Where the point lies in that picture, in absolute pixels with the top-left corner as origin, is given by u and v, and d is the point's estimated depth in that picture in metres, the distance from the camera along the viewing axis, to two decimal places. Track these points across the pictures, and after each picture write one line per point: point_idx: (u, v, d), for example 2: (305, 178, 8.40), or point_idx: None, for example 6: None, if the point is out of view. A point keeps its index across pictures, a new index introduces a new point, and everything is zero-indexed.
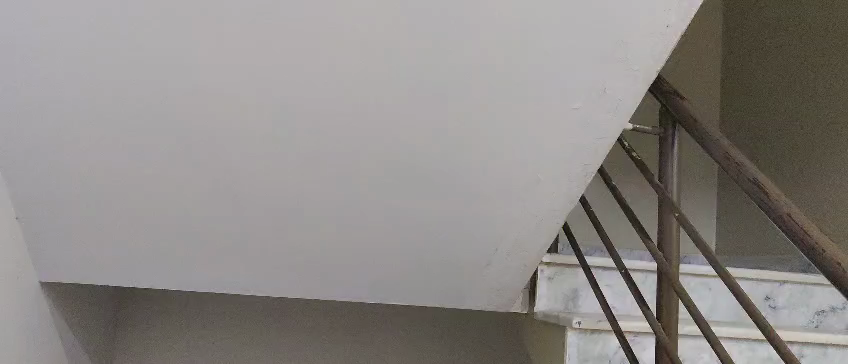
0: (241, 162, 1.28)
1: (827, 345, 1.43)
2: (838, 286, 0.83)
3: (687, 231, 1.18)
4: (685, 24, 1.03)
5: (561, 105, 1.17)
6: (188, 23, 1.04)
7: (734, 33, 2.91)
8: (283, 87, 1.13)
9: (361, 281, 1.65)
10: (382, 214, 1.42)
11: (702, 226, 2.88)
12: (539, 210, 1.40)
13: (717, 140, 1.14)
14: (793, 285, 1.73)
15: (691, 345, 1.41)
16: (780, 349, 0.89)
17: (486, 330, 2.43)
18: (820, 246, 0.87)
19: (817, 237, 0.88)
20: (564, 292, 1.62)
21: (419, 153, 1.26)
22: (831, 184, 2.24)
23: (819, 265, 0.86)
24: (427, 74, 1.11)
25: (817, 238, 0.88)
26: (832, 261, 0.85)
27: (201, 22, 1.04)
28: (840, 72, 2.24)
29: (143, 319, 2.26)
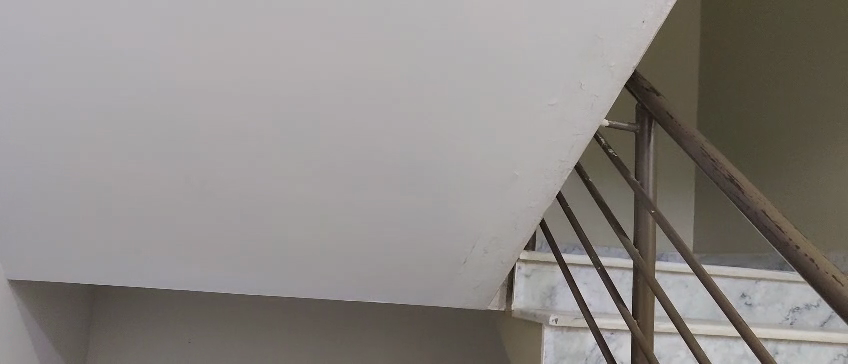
0: (216, 160, 1.27)
1: (801, 342, 1.44)
2: (810, 282, 0.83)
3: (662, 227, 1.18)
4: (661, 20, 1.04)
5: (539, 101, 1.16)
6: (160, 21, 1.03)
7: (711, 31, 2.92)
8: (258, 86, 1.12)
9: (339, 280, 1.64)
10: (361, 213, 1.41)
11: (680, 223, 2.89)
12: (516, 208, 1.39)
13: (692, 137, 1.14)
14: (769, 283, 1.74)
15: (667, 343, 1.41)
16: (754, 345, 0.89)
17: (465, 331, 2.43)
18: (794, 242, 0.87)
19: (791, 233, 0.89)
20: (540, 290, 1.61)
21: (396, 151, 1.26)
22: (808, 184, 2.25)
23: (793, 261, 0.87)
24: (404, 72, 1.11)
25: (790, 235, 0.88)
26: (806, 257, 0.85)
27: (173, 20, 1.02)
28: (815, 70, 2.25)
29: (126, 318, 2.24)
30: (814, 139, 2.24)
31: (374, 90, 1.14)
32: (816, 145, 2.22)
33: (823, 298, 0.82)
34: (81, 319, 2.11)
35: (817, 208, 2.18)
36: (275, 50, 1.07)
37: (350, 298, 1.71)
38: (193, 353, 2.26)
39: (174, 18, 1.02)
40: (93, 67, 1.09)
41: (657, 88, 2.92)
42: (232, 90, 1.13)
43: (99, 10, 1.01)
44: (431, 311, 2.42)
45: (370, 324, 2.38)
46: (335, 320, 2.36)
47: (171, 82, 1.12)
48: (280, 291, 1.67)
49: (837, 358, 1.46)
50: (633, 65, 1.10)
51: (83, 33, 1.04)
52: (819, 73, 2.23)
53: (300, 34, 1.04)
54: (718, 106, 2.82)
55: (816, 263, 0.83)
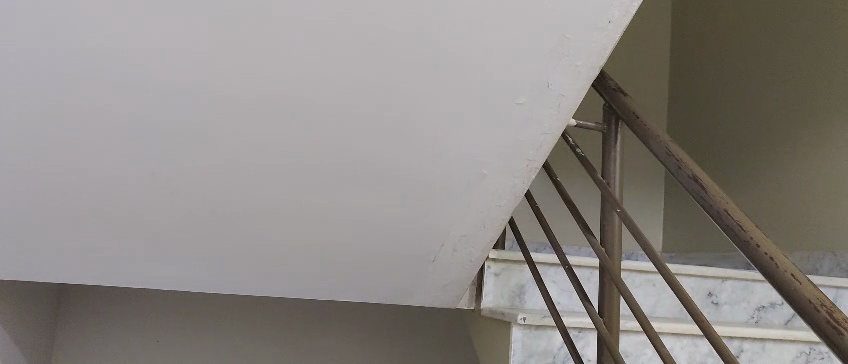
0: (182, 158, 1.26)
1: (765, 340, 1.46)
2: (771, 281, 0.85)
3: (628, 227, 1.19)
4: (627, 20, 1.04)
5: (507, 101, 1.17)
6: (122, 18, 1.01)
7: (681, 33, 2.95)
8: (225, 85, 1.11)
9: (309, 278, 1.63)
10: (332, 212, 1.40)
11: (647, 223, 2.92)
12: (485, 207, 1.39)
13: (658, 137, 1.15)
14: (735, 282, 1.76)
15: (634, 341, 1.42)
16: (717, 344, 0.90)
17: (434, 329, 2.43)
18: (755, 241, 0.88)
19: (753, 232, 0.90)
20: (509, 289, 1.62)
21: (369, 150, 1.25)
22: (772, 185, 2.29)
23: (754, 261, 0.88)
24: (372, 73, 1.10)
25: (752, 234, 0.90)
26: (767, 256, 0.86)
27: (135, 17, 1.01)
28: (781, 72, 2.28)
29: (103, 314, 2.21)
30: (778, 141, 2.27)
31: (347, 89, 1.13)
32: (781, 148, 2.25)
33: (782, 296, 0.83)
34: (46, 319, 2.08)
35: (782, 211, 2.22)
36: (246, 48, 1.06)
37: (320, 297, 1.70)
38: (162, 354, 2.23)
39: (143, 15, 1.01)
40: (60, 65, 1.07)
41: (625, 88, 2.94)
42: (203, 88, 1.12)
43: (67, 7, 0.99)
44: (419, 311, 2.43)
45: (362, 325, 2.39)
46: (308, 318, 2.35)
47: (141, 78, 1.10)
48: (251, 289, 1.66)
49: (800, 355, 1.49)
50: (600, 65, 1.10)
51: (45, 32, 1.02)
52: (785, 76, 2.26)
53: (271, 32, 1.03)
54: (686, 108, 2.85)
55: (776, 262, 0.85)
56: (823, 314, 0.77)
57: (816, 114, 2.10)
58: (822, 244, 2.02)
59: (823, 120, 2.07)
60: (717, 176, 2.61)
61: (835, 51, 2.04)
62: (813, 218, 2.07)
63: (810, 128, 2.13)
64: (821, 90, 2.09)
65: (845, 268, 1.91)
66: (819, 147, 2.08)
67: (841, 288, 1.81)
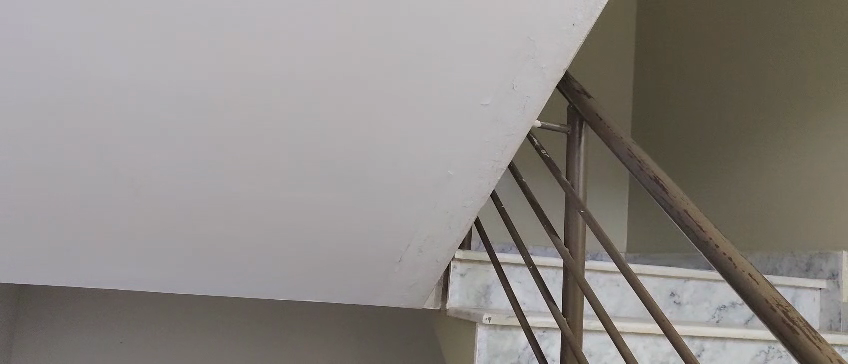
0: (147, 157, 1.25)
1: (725, 339, 1.49)
2: (728, 280, 0.86)
3: (591, 227, 1.20)
4: (590, 23, 1.05)
5: (472, 102, 1.17)
6: (86, 16, 1.00)
7: (645, 36, 2.98)
8: (190, 84, 1.11)
9: (275, 279, 1.62)
10: (299, 212, 1.40)
11: (611, 224, 2.95)
12: (451, 207, 1.40)
13: (621, 138, 1.16)
14: (697, 282, 1.79)
15: (597, 340, 1.44)
16: (676, 343, 0.92)
17: (400, 329, 2.44)
18: (713, 241, 0.90)
19: (712, 232, 0.91)
20: (475, 289, 1.63)
21: (336, 150, 1.25)
22: (732, 186, 2.33)
23: (712, 260, 0.89)
24: (339, 73, 1.11)
25: (710, 234, 0.91)
26: (724, 255, 0.88)
27: (99, 15, 1.00)
28: (742, 74, 2.31)
29: (65, 315, 2.18)
30: (741, 145, 2.30)
31: (315, 88, 1.13)
32: (743, 152, 2.29)
33: (739, 295, 0.85)
34: (6, 320, 2.04)
35: (743, 212, 2.25)
36: (214, 46, 1.05)
37: (285, 297, 1.70)
38: (125, 356, 2.21)
39: (108, 13, 1.00)
40: (25, 62, 1.06)
41: (590, 89, 2.96)
42: (169, 87, 1.11)
43: (31, 2, 0.98)
44: (385, 311, 2.43)
45: (329, 325, 2.38)
46: (273, 319, 2.34)
47: (107, 75, 1.09)
48: (217, 290, 1.65)
49: (759, 353, 1.51)
50: (564, 67, 1.11)
51: (7, 30, 1.01)
52: (746, 80, 2.29)
53: (237, 32, 1.03)
54: (651, 110, 2.88)
55: (734, 261, 0.86)
56: (777, 313, 0.79)
57: (777, 118, 2.13)
58: (782, 245, 2.05)
59: (784, 123, 2.11)
60: (680, 179, 2.64)
61: (796, 56, 2.08)
62: (774, 218, 2.10)
63: (771, 132, 2.16)
64: (782, 95, 2.12)
65: (804, 268, 1.94)
66: (780, 150, 2.12)
67: (800, 287, 1.84)
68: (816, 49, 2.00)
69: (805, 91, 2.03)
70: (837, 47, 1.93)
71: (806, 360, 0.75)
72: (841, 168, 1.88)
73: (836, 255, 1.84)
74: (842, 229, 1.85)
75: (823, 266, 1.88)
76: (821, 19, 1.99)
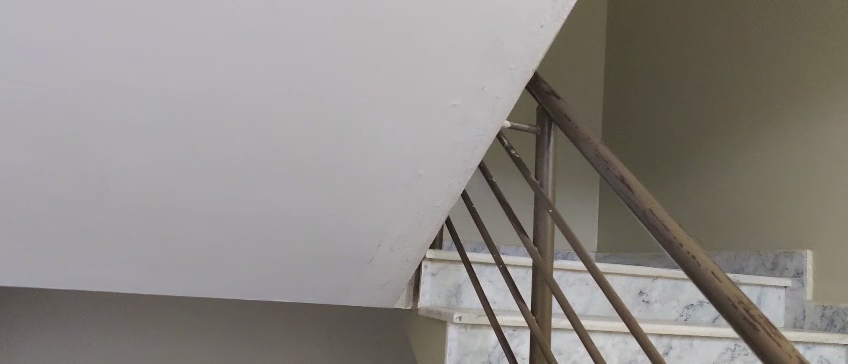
0: (116, 158, 1.24)
1: (692, 337, 1.51)
2: (693, 280, 0.87)
3: (560, 227, 1.21)
4: (559, 24, 1.06)
5: (442, 103, 1.18)
6: (51, 15, 0.99)
7: (616, 38, 3.00)
8: (158, 84, 1.10)
9: (246, 278, 1.62)
10: (271, 213, 1.40)
11: (580, 223, 2.97)
12: (422, 207, 1.40)
13: (590, 139, 1.17)
14: (666, 281, 1.81)
15: (566, 339, 1.45)
16: (642, 341, 0.93)
17: (372, 328, 2.44)
18: (678, 240, 0.91)
19: (677, 232, 0.93)
20: (445, 288, 1.63)
21: (310, 150, 1.25)
22: (700, 184, 2.36)
23: (676, 259, 0.91)
24: (309, 73, 1.10)
25: (675, 234, 0.92)
26: (688, 254, 0.89)
27: (65, 14, 0.99)
28: (710, 73, 2.34)
29: (35, 317, 2.16)
30: (709, 144, 2.33)
31: (288, 88, 1.12)
32: (711, 153, 2.32)
33: (703, 294, 0.86)
34: None
35: (711, 212, 2.28)
36: (187, 45, 1.04)
37: (256, 298, 1.69)
38: (96, 357, 2.19)
39: (74, 12, 0.99)
40: None
41: (560, 88, 2.98)
42: (142, 85, 1.10)
43: None
44: (356, 311, 2.43)
45: (301, 326, 2.38)
46: (247, 319, 2.33)
47: (78, 75, 1.08)
48: (188, 290, 1.64)
49: (726, 351, 1.54)
50: (533, 67, 1.12)
51: None
52: (714, 82, 2.32)
53: (206, 30, 1.02)
54: (622, 111, 2.91)
55: (698, 261, 0.87)
56: (740, 311, 0.80)
57: (746, 119, 2.16)
58: (750, 244, 2.09)
59: (753, 122, 2.13)
60: (648, 179, 2.67)
61: (764, 54, 2.11)
62: (742, 217, 2.13)
63: (740, 133, 2.19)
64: (751, 93, 2.15)
65: (771, 266, 1.98)
66: (748, 151, 2.15)
67: (766, 286, 1.88)
68: (784, 47, 2.03)
69: (773, 92, 2.06)
70: (805, 48, 1.95)
71: (768, 359, 0.76)
72: (810, 167, 1.91)
73: (801, 254, 1.87)
74: (808, 228, 1.88)
75: (788, 265, 1.91)
76: (790, 17, 2.02)
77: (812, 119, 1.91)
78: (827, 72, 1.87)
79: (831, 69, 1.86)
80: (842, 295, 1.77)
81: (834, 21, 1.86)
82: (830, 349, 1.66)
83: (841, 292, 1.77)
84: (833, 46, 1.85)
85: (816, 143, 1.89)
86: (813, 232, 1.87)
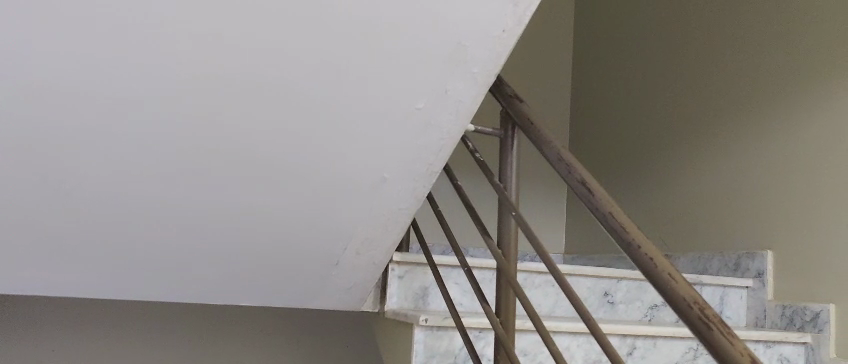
0: (78, 162, 1.21)
1: (656, 337, 1.53)
2: (650, 280, 0.88)
3: (523, 230, 1.21)
4: (520, 29, 1.05)
5: (406, 105, 1.17)
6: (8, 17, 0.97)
7: (584, 44, 3.03)
8: (119, 86, 1.08)
9: (211, 282, 1.60)
10: (238, 216, 1.39)
11: (545, 225, 3.00)
12: (386, 210, 1.40)
13: (551, 142, 1.15)
14: (630, 281, 1.84)
15: (530, 340, 1.46)
16: (599, 339, 0.93)
17: (336, 331, 2.43)
18: (636, 242, 0.91)
19: (635, 233, 0.92)
20: (412, 290, 1.63)
21: (276, 153, 1.24)
22: (665, 185, 2.40)
23: (634, 261, 0.90)
24: (275, 78, 1.09)
25: (634, 235, 0.92)
26: (646, 256, 0.89)
27: (23, 17, 0.97)
28: (676, 74, 2.37)
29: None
30: (674, 145, 2.36)
31: (255, 91, 1.11)
32: (676, 155, 2.35)
33: (660, 294, 0.86)
34: None
35: (676, 214, 2.32)
36: (152, 47, 1.03)
37: (221, 301, 1.68)
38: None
39: (32, 13, 0.97)
40: None
41: (526, 90, 3.00)
42: (105, 89, 1.08)
43: None
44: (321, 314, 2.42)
45: (267, 329, 2.36)
46: (214, 323, 2.32)
47: (39, 78, 1.06)
48: (153, 295, 1.63)
49: (689, 350, 1.57)
50: (495, 72, 1.11)
51: None
52: (678, 85, 2.35)
53: (166, 34, 1.01)
54: (589, 113, 2.94)
55: (655, 261, 0.88)
56: (695, 311, 0.81)
57: (710, 121, 2.19)
58: (713, 246, 2.12)
59: (719, 123, 2.16)
60: (617, 181, 2.70)
61: (728, 55, 2.14)
62: (707, 219, 2.17)
63: (704, 135, 2.22)
64: (716, 94, 2.17)
65: (733, 267, 2.01)
66: (712, 153, 2.18)
67: (728, 286, 1.92)
68: (749, 47, 2.06)
69: (736, 94, 2.09)
70: (767, 50, 1.99)
71: (722, 359, 0.76)
72: (773, 167, 1.94)
73: (762, 254, 1.91)
74: (770, 229, 1.92)
75: (750, 266, 1.95)
76: (754, 17, 2.05)
77: (773, 119, 1.95)
78: (790, 74, 1.90)
79: (793, 71, 1.89)
80: (801, 295, 1.81)
81: (795, 24, 1.90)
82: (789, 347, 1.70)
83: (801, 292, 1.81)
84: (795, 48, 1.89)
85: (779, 144, 1.93)
86: (774, 233, 1.90)
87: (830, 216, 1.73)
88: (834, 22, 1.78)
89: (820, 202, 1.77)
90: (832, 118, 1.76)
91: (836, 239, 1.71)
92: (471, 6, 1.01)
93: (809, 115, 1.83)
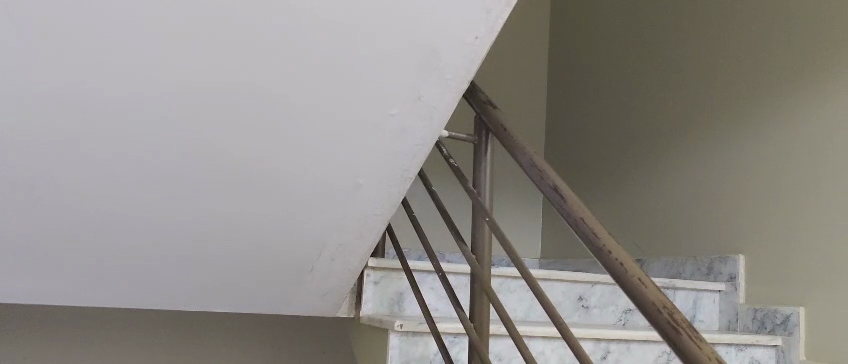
0: (48, 168, 1.20)
1: (629, 341, 1.55)
2: (620, 285, 0.88)
3: (497, 235, 1.21)
4: (492, 36, 1.05)
5: (379, 111, 1.17)
6: None
7: (559, 50, 3.05)
8: (90, 91, 1.07)
9: (185, 289, 1.59)
10: (211, 223, 1.38)
11: (519, 231, 3.01)
12: (361, 215, 1.40)
13: (524, 148, 1.15)
14: (604, 286, 1.85)
15: (505, 345, 1.47)
16: (571, 344, 0.93)
17: (312, 337, 2.42)
18: (607, 247, 0.92)
19: (605, 239, 0.93)
20: (387, 296, 1.63)
21: (250, 160, 1.24)
22: (639, 189, 2.41)
23: (605, 266, 0.91)
24: (248, 84, 1.09)
25: (605, 241, 0.93)
26: (616, 261, 0.90)
27: None
28: (650, 79, 2.39)
29: None
30: (648, 150, 2.38)
31: (228, 98, 1.11)
32: (650, 159, 2.37)
33: (630, 299, 0.86)
34: None
35: (650, 220, 2.33)
36: (124, 54, 1.02)
37: (195, 307, 1.67)
38: None
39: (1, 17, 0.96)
40: None
41: (500, 96, 3.01)
42: (78, 95, 1.08)
43: None
44: (297, 320, 2.41)
45: (242, 336, 2.35)
46: (189, 329, 2.30)
47: (12, 85, 1.05)
48: (125, 302, 1.61)
49: (662, 354, 1.58)
50: (468, 78, 1.11)
51: None
52: (652, 90, 2.37)
53: (137, 39, 1.00)
54: (564, 118, 2.96)
55: (625, 267, 0.88)
56: (664, 315, 0.82)
57: (684, 126, 2.21)
58: (687, 251, 2.14)
59: (692, 127, 2.17)
60: (592, 186, 2.71)
61: (701, 59, 2.16)
62: (681, 223, 2.18)
63: (677, 139, 2.24)
64: (689, 97, 2.19)
65: (705, 271, 2.02)
66: (684, 158, 2.20)
67: (701, 289, 1.94)
68: (721, 51, 2.08)
69: (709, 98, 2.11)
70: (740, 54, 2.01)
71: (690, 361, 0.77)
72: (745, 170, 1.96)
73: (734, 258, 1.93)
74: (742, 234, 1.94)
75: (722, 270, 1.97)
76: (725, 22, 2.07)
77: (745, 124, 1.97)
78: (761, 79, 1.92)
79: (765, 75, 1.91)
80: (772, 299, 1.83)
81: (767, 27, 1.92)
82: (760, 350, 1.72)
83: (772, 295, 1.83)
84: (767, 52, 1.91)
85: (750, 148, 1.95)
86: (746, 237, 1.92)
87: (802, 219, 1.75)
88: (804, 26, 1.80)
89: (792, 206, 1.79)
90: (803, 122, 1.78)
91: (808, 242, 1.73)
92: (444, 12, 1.01)
93: (781, 119, 1.85)
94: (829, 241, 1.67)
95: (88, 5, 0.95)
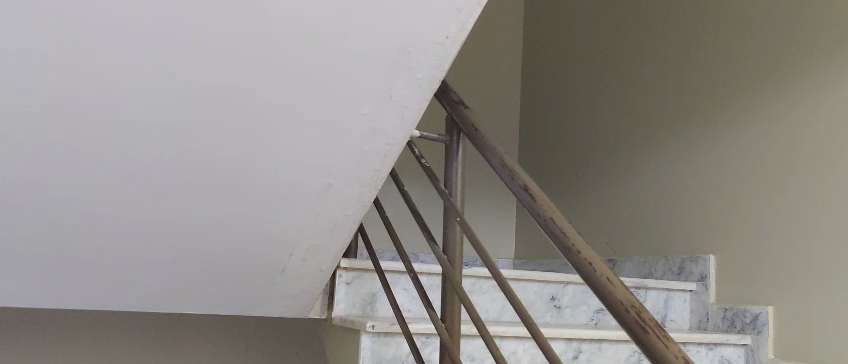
0: (15, 169, 1.19)
1: (601, 341, 1.55)
2: (589, 285, 0.88)
3: (467, 235, 1.21)
4: (463, 36, 1.05)
5: (350, 111, 1.16)
6: None
7: (532, 50, 3.06)
8: (57, 92, 1.06)
9: (156, 291, 1.58)
10: (182, 224, 1.37)
11: (492, 231, 3.02)
12: (332, 215, 1.39)
13: (495, 148, 1.15)
14: (576, 286, 1.86)
15: (477, 345, 1.47)
16: (541, 344, 0.93)
17: (285, 338, 2.40)
18: (576, 247, 0.92)
19: (575, 239, 0.93)
20: (360, 296, 1.62)
21: (221, 161, 1.23)
22: (612, 188, 2.42)
23: (574, 266, 0.91)
24: (218, 84, 1.08)
25: (573, 241, 0.93)
26: (585, 261, 0.90)
27: None
28: (621, 79, 2.40)
29: None
30: (620, 149, 2.39)
31: (198, 98, 1.10)
32: (622, 158, 2.38)
33: (599, 298, 0.87)
34: None
35: (622, 219, 2.34)
36: (92, 54, 1.01)
37: (165, 309, 1.65)
38: None
39: None
40: None
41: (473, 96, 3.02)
42: (45, 95, 1.06)
43: None
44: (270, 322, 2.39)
45: (215, 337, 2.33)
46: (161, 330, 2.28)
47: None
48: (95, 304, 1.59)
49: (634, 354, 1.59)
50: (439, 77, 1.11)
51: None
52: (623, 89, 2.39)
53: (105, 38, 0.99)
54: (537, 118, 2.96)
55: (594, 266, 0.88)
56: (632, 314, 0.82)
57: (655, 125, 2.22)
58: (658, 250, 2.15)
59: (663, 126, 2.19)
60: (564, 186, 2.72)
61: (671, 59, 2.17)
62: (652, 223, 2.20)
63: (649, 138, 2.25)
64: (660, 97, 2.21)
65: (676, 271, 2.03)
66: (655, 157, 2.21)
67: (672, 289, 1.95)
68: (691, 51, 2.10)
69: (679, 98, 2.13)
70: (710, 54, 2.03)
71: (657, 360, 0.77)
72: (715, 170, 1.97)
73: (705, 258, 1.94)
74: (712, 233, 1.95)
75: (693, 269, 1.99)
76: (695, 22, 2.09)
77: (714, 124, 1.99)
78: (731, 79, 1.94)
79: (735, 74, 1.93)
80: (742, 298, 1.84)
81: (737, 28, 1.94)
82: (730, 349, 1.74)
83: (741, 295, 1.84)
84: (737, 52, 1.93)
85: (720, 147, 1.97)
86: (716, 237, 1.94)
87: (771, 220, 1.77)
88: (773, 27, 1.82)
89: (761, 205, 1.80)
90: (772, 122, 1.80)
91: (777, 242, 1.74)
92: (415, 12, 1.01)
93: (749, 119, 1.87)
94: (797, 240, 1.69)
95: (55, 4, 0.94)
